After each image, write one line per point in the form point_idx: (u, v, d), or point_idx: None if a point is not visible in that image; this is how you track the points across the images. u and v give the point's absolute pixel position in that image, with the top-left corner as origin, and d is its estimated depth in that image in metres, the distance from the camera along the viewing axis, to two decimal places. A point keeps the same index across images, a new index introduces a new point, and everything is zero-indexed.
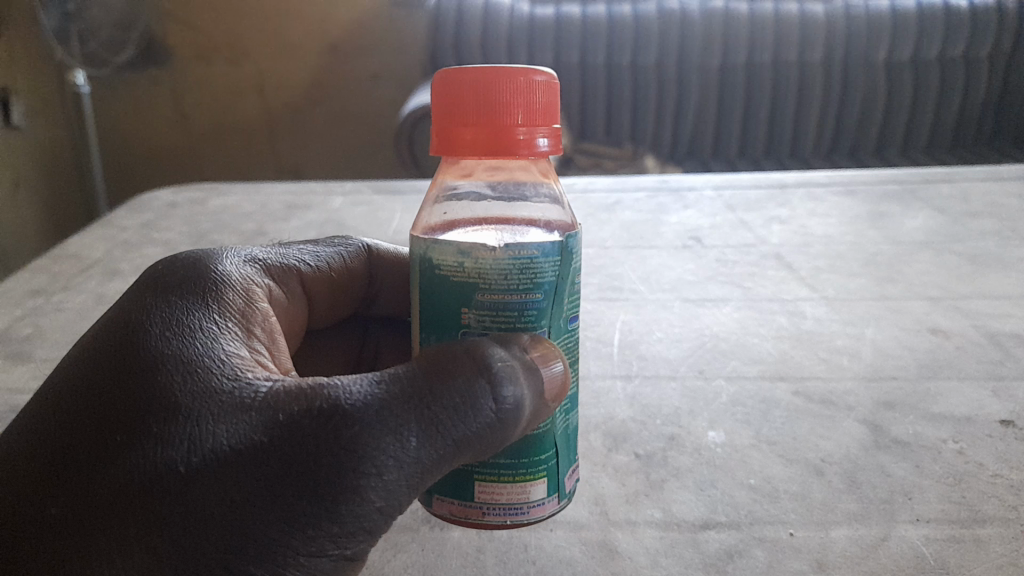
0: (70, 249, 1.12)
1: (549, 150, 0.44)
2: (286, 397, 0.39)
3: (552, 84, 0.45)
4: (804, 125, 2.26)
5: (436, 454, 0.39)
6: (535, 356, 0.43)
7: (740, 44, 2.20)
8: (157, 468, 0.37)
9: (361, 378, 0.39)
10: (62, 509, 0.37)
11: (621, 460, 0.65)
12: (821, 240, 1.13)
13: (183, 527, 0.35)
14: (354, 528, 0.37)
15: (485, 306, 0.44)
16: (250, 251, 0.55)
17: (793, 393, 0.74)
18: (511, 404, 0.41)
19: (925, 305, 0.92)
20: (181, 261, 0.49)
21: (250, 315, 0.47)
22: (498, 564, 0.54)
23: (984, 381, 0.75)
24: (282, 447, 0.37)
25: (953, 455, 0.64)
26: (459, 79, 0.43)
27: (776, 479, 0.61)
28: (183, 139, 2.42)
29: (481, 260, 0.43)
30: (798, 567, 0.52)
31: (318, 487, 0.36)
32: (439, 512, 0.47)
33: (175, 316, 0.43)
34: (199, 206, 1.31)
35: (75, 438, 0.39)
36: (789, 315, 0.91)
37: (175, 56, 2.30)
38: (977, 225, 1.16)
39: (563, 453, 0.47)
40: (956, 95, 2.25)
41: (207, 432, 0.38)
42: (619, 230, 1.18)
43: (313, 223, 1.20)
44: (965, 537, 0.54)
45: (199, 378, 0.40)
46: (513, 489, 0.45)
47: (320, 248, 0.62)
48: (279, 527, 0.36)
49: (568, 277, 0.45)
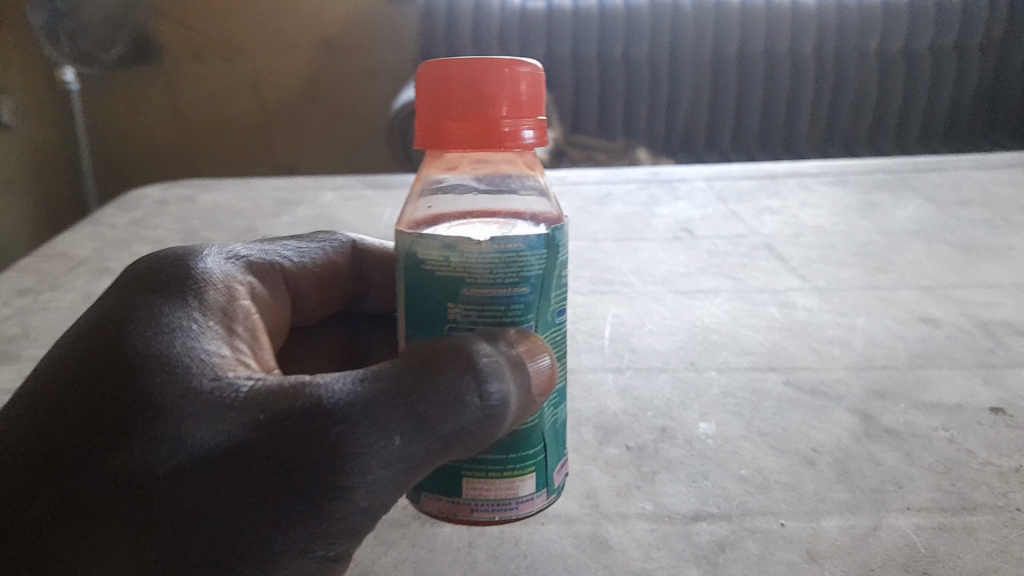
0: (58, 248, 1.11)
1: (535, 142, 0.44)
2: (269, 396, 0.38)
3: (537, 75, 0.44)
4: (798, 116, 2.25)
5: (421, 451, 0.39)
6: (522, 350, 0.42)
7: (732, 36, 2.20)
8: (137, 470, 0.36)
9: (344, 376, 0.39)
10: (44, 511, 0.37)
11: (612, 452, 0.64)
12: (813, 230, 1.13)
13: (165, 529, 0.35)
14: (340, 528, 0.37)
15: (471, 301, 0.43)
16: (232, 248, 0.54)
17: (784, 383, 0.74)
18: (497, 400, 0.41)
19: (916, 294, 0.92)
20: (162, 259, 0.48)
21: (233, 313, 0.47)
22: (489, 558, 0.53)
23: (975, 369, 0.75)
24: (265, 447, 0.36)
25: (944, 443, 0.64)
26: (441, 71, 0.43)
27: (767, 469, 0.61)
28: (173, 135, 2.40)
29: (466, 254, 0.42)
30: (789, 558, 0.52)
31: (303, 488, 0.36)
32: (427, 509, 0.46)
33: (155, 316, 0.43)
34: (189, 203, 1.30)
35: (55, 442, 0.38)
36: (781, 305, 0.91)
37: (164, 51, 2.28)
38: (968, 214, 1.16)
39: (552, 447, 0.47)
40: (948, 84, 2.25)
41: (189, 433, 0.37)
42: (610, 222, 1.18)
43: (303, 219, 1.19)
44: (955, 525, 0.55)
45: (178, 377, 0.40)
46: (501, 485, 0.45)
47: (304, 243, 0.61)
48: (264, 528, 0.35)
49: (555, 271, 0.44)
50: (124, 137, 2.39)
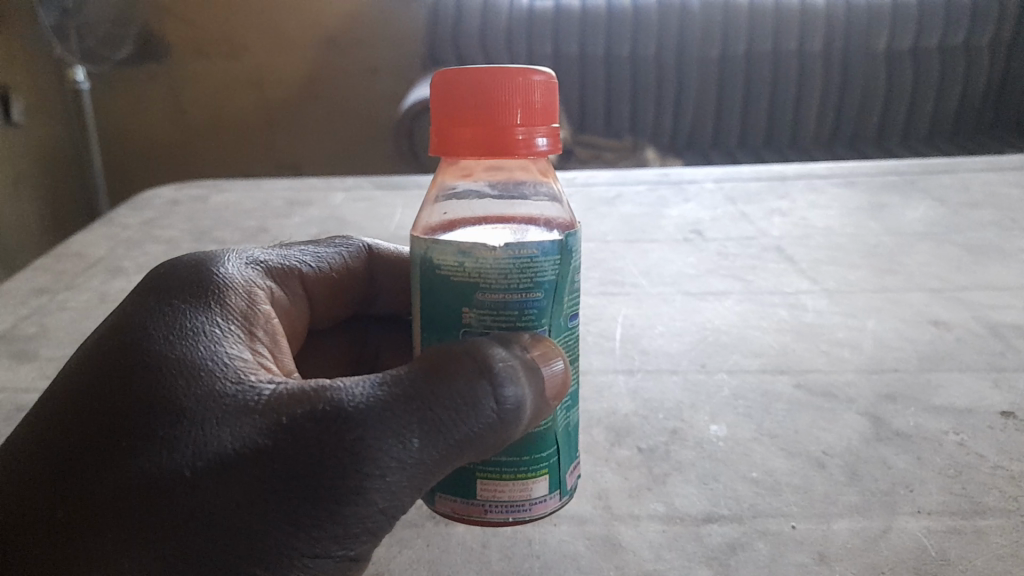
0: (73, 248, 1.12)
1: (548, 150, 0.44)
2: (289, 400, 0.39)
3: (550, 83, 0.45)
4: (805, 114, 2.25)
5: (437, 454, 0.39)
6: (536, 354, 0.43)
7: (739, 35, 2.19)
8: (161, 472, 0.37)
9: (363, 380, 0.40)
10: (69, 512, 0.37)
11: (624, 454, 0.65)
12: (822, 232, 1.13)
13: (188, 529, 0.36)
14: (358, 530, 0.37)
15: (486, 306, 0.44)
16: (251, 253, 0.55)
17: (794, 385, 0.75)
18: (512, 404, 0.41)
19: (926, 296, 0.92)
20: (183, 263, 0.49)
21: (252, 317, 0.48)
22: (502, 559, 0.54)
23: (985, 372, 0.75)
24: (286, 450, 0.37)
25: (954, 447, 0.64)
26: (456, 79, 0.43)
27: (778, 472, 0.62)
28: (183, 135, 2.42)
29: (481, 260, 0.43)
30: (800, 560, 0.53)
31: (322, 490, 0.36)
32: (441, 510, 0.47)
33: (177, 320, 0.44)
34: (200, 203, 1.31)
35: (80, 444, 0.39)
36: (790, 307, 0.91)
37: (173, 51, 2.30)
38: (978, 216, 1.16)
39: (565, 449, 0.48)
40: (957, 82, 2.24)
41: (212, 436, 0.38)
42: (619, 224, 1.19)
43: (314, 219, 1.20)
44: (966, 529, 0.55)
45: (201, 380, 0.40)
46: (515, 487, 0.46)
47: (320, 249, 0.62)
48: (284, 529, 0.36)
49: (568, 276, 0.45)
50: (134, 136, 2.40)
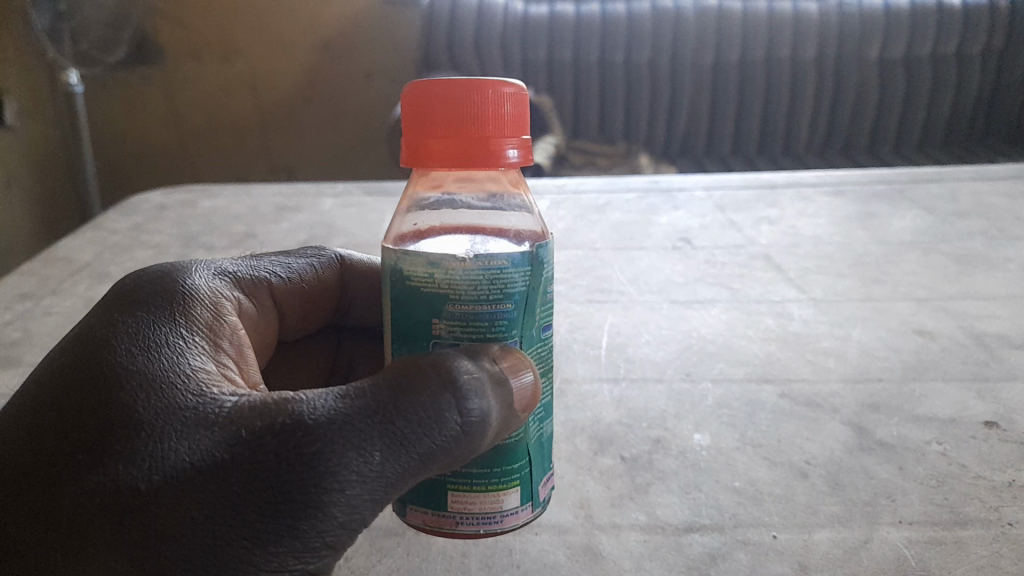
0: (60, 253, 1.12)
1: (519, 161, 0.44)
2: (250, 413, 0.39)
3: (521, 95, 0.45)
4: (797, 122, 2.26)
5: (400, 468, 0.39)
6: (505, 366, 0.43)
7: (732, 41, 2.20)
8: (118, 487, 0.37)
9: (326, 393, 0.40)
10: (25, 527, 0.37)
11: (607, 463, 0.65)
12: (811, 241, 1.13)
13: (144, 544, 0.36)
14: (317, 544, 0.37)
15: (455, 317, 0.44)
16: (219, 264, 0.55)
17: (779, 395, 0.74)
18: (477, 416, 0.41)
19: (912, 305, 0.93)
20: (149, 274, 0.49)
21: (218, 329, 0.48)
22: (482, 568, 0.54)
23: (969, 382, 0.75)
24: (244, 464, 0.37)
25: (936, 457, 0.64)
26: (427, 92, 0.43)
27: (760, 481, 0.62)
28: (176, 137, 2.41)
29: (451, 271, 0.43)
30: (780, 570, 0.53)
31: (280, 504, 0.36)
32: (412, 523, 0.47)
33: (141, 331, 0.44)
34: (190, 208, 1.31)
35: (36, 458, 0.39)
36: (776, 316, 0.91)
37: (168, 55, 2.30)
38: (965, 225, 1.17)
39: (537, 462, 0.47)
40: (949, 91, 2.26)
41: (170, 449, 0.38)
42: (609, 231, 1.19)
43: (304, 225, 1.20)
44: (946, 539, 0.55)
45: (161, 394, 0.40)
46: (486, 499, 0.45)
47: (291, 260, 0.61)
48: (241, 543, 0.36)
49: (540, 287, 0.45)
50: (128, 140, 2.40)
